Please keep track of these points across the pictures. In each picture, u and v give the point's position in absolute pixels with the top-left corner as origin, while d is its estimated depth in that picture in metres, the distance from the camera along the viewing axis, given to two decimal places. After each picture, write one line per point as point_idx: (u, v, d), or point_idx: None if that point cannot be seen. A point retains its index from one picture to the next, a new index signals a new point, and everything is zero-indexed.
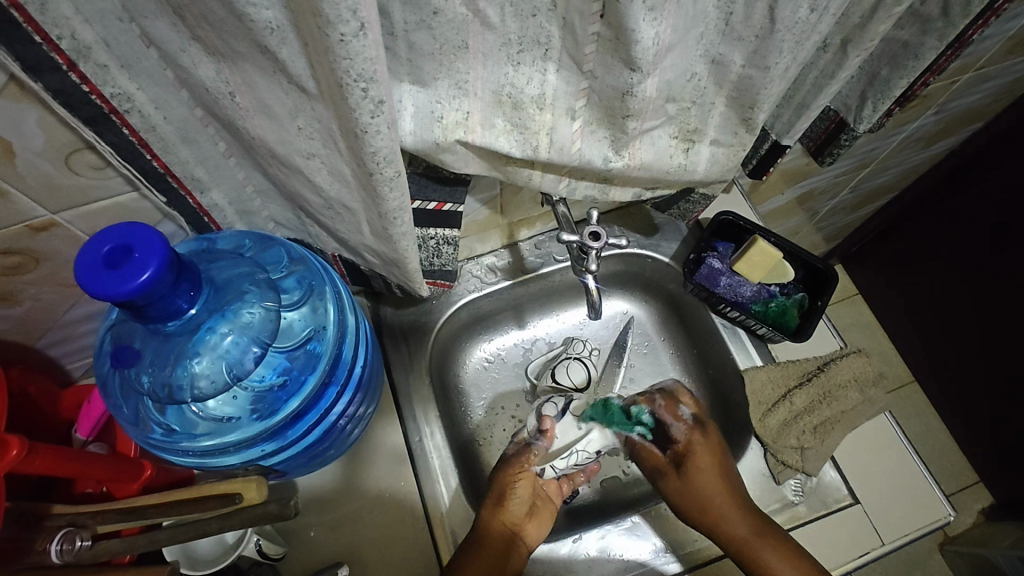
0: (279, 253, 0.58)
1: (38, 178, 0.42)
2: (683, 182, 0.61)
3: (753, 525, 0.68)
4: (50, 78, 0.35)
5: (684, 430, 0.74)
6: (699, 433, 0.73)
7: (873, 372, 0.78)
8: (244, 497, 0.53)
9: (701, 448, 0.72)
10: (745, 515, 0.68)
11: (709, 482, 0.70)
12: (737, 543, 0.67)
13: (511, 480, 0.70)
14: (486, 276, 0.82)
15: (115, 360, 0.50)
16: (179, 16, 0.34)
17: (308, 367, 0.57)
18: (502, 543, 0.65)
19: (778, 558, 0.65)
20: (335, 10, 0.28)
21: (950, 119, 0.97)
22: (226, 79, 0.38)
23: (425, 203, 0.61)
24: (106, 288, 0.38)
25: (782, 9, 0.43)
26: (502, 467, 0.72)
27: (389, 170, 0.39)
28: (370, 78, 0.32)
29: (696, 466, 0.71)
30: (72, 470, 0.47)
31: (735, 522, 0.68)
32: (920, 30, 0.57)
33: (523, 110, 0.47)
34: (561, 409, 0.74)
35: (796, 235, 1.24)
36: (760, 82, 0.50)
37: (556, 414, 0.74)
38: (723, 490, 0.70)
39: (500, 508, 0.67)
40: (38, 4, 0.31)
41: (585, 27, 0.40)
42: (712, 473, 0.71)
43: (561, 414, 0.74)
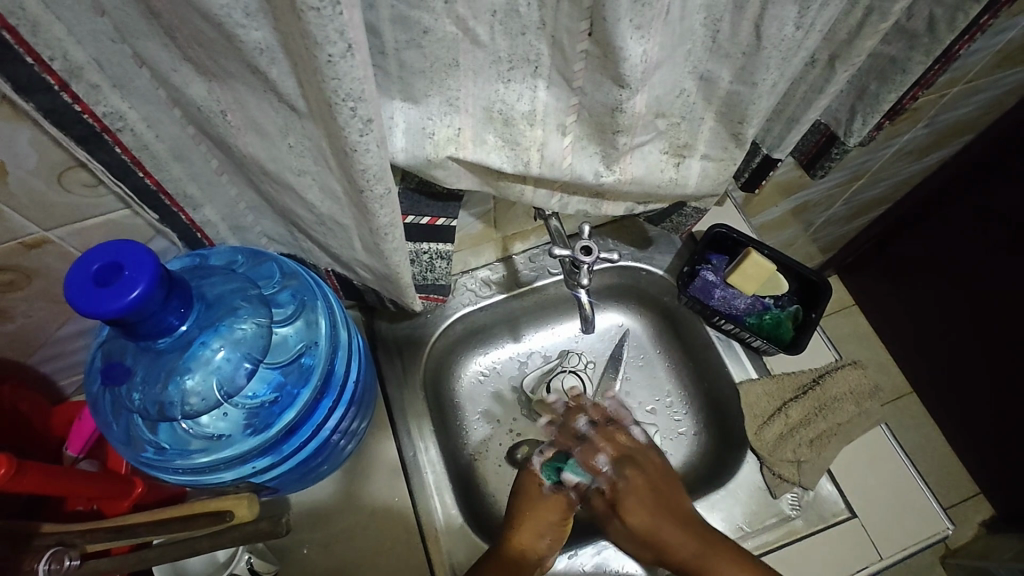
0: (272, 268, 0.58)
1: (30, 196, 0.42)
2: (675, 197, 0.60)
3: (705, 542, 0.66)
4: (42, 98, 0.35)
5: (612, 466, 0.73)
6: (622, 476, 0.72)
7: (869, 385, 0.78)
8: (235, 514, 0.55)
9: (637, 480, 0.71)
10: (693, 533, 0.67)
11: (648, 513, 0.69)
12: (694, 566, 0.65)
13: (553, 517, 0.70)
14: (480, 290, 0.82)
15: (106, 377, 0.50)
16: (170, 37, 0.34)
17: (302, 381, 0.57)
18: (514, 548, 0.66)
19: (730, 566, 0.64)
20: (322, 31, 0.28)
21: (941, 131, 0.98)
22: (218, 98, 0.38)
23: (418, 218, 0.61)
24: (95, 306, 0.38)
25: (767, 26, 0.44)
26: (516, 496, 0.72)
27: (379, 187, 0.39)
28: (358, 97, 0.32)
29: (631, 501, 0.70)
30: (60, 486, 0.46)
31: (680, 544, 0.66)
32: (908, 45, 0.58)
33: (514, 126, 0.48)
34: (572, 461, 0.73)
35: (791, 246, 1.25)
36: (749, 98, 0.50)
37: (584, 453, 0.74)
38: (670, 521, 0.68)
39: (536, 539, 0.68)
40: (30, 26, 0.32)
41: (574, 44, 0.41)
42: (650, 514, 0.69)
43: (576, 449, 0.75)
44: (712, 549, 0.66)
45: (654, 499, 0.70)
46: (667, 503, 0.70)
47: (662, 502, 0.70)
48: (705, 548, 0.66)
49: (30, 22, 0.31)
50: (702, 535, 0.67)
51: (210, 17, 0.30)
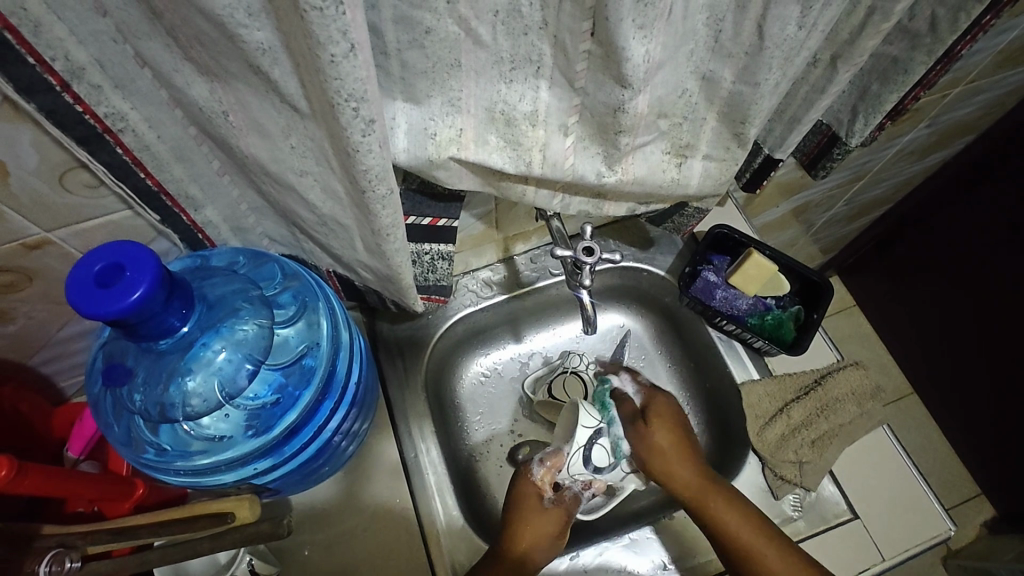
0: (273, 269, 0.58)
1: (32, 197, 0.42)
2: (676, 197, 0.60)
3: (708, 478, 0.71)
4: (43, 99, 0.35)
5: (643, 391, 0.78)
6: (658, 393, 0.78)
7: (871, 385, 0.78)
8: (236, 516, 0.55)
9: (662, 407, 0.76)
10: (700, 469, 0.72)
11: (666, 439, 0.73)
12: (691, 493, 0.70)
13: (552, 529, 0.70)
14: (482, 290, 0.82)
15: (107, 378, 0.50)
16: (173, 37, 0.34)
17: (303, 383, 0.57)
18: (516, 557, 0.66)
19: (725, 506, 0.68)
20: (325, 32, 0.28)
21: (942, 131, 0.98)
22: (220, 98, 0.38)
23: (419, 219, 0.61)
24: (97, 307, 0.38)
25: (770, 27, 0.44)
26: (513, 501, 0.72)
27: (382, 187, 0.39)
28: (361, 98, 0.32)
29: (657, 418, 0.74)
30: (60, 488, 0.46)
31: (684, 472, 0.71)
32: (910, 45, 0.58)
33: (516, 126, 0.48)
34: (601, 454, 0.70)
35: (792, 247, 1.25)
36: (751, 98, 0.50)
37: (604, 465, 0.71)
38: (681, 443, 0.73)
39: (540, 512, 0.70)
40: (32, 27, 0.32)
41: (576, 44, 0.41)
42: (669, 432, 0.74)
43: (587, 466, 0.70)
44: (711, 486, 0.70)
45: (674, 422, 0.75)
46: (684, 438, 0.74)
47: (681, 433, 0.75)
48: (706, 484, 0.70)
49: (32, 22, 0.31)
50: (707, 477, 0.71)
51: (212, 17, 0.30)
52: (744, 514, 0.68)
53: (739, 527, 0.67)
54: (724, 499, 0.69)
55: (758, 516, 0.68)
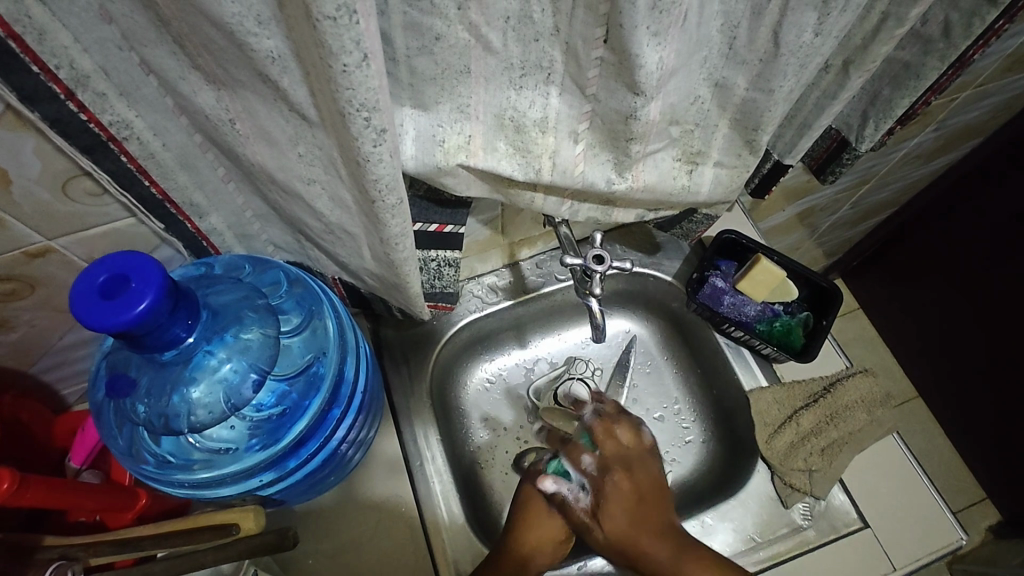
0: (278, 275, 0.58)
1: (35, 206, 0.41)
2: (686, 204, 0.60)
3: (684, 551, 0.64)
4: (48, 108, 0.34)
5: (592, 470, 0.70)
6: (608, 475, 0.69)
7: (880, 393, 0.78)
8: (241, 527, 0.55)
9: (622, 482, 0.69)
10: (673, 542, 0.65)
11: (625, 514, 0.67)
12: None
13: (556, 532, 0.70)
14: (487, 296, 0.81)
15: (110, 389, 0.49)
16: (179, 45, 0.33)
17: (311, 391, 0.56)
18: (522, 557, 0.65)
19: None
20: (339, 41, 0.27)
21: (949, 135, 0.97)
22: (226, 106, 0.37)
23: (426, 225, 0.60)
24: (102, 319, 0.37)
25: (785, 34, 0.43)
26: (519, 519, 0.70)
27: (391, 197, 0.39)
28: (372, 107, 0.32)
29: (611, 505, 0.68)
30: (60, 499, 0.45)
31: (657, 551, 0.64)
32: (922, 50, 0.57)
33: (526, 133, 0.47)
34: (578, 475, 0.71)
35: (796, 251, 1.24)
36: (764, 105, 0.49)
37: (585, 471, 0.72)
38: (647, 523, 0.66)
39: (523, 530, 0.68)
40: (35, 34, 0.31)
41: (589, 51, 0.40)
42: (626, 511, 0.67)
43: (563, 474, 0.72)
44: (689, 564, 0.62)
45: (636, 502, 0.68)
46: (650, 509, 0.67)
47: (643, 510, 0.67)
48: (682, 561, 0.63)
49: (36, 29, 0.31)
50: (681, 551, 0.64)
51: (221, 24, 0.30)
52: None
53: None
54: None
55: None
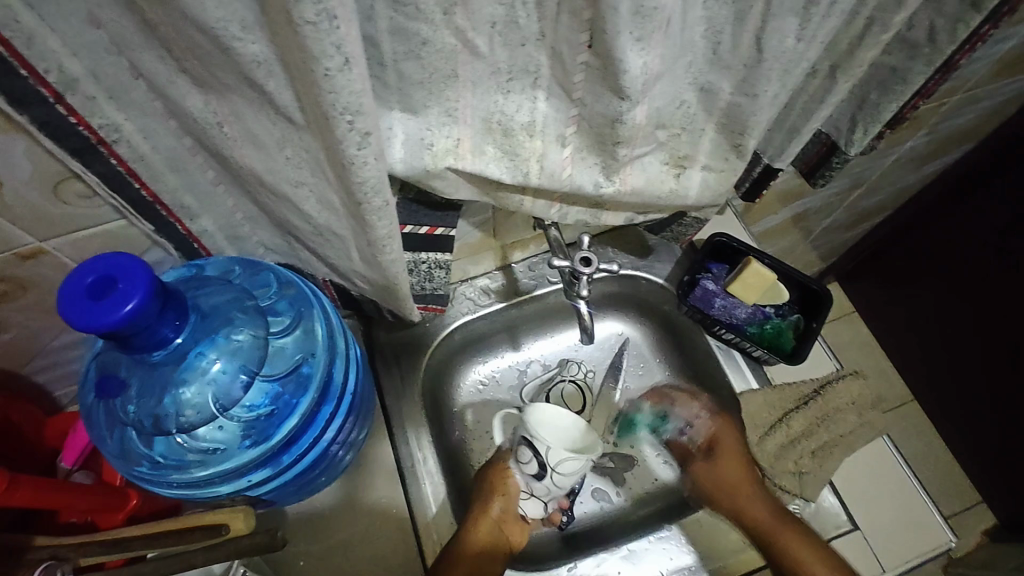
0: (268, 278, 0.58)
1: (25, 207, 0.42)
2: (674, 208, 0.60)
3: (782, 517, 0.73)
4: (37, 110, 0.35)
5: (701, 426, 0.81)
6: (721, 421, 0.79)
7: (870, 395, 0.79)
8: (231, 527, 0.55)
9: (731, 448, 0.78)
10: (772, 504, 0.75)
11: (733, 459, 0.78)
12: (765, 534, 0.73)
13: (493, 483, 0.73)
14: (479, 298, 0.82)
15: (100, 389, 0.49)
16: (167, 49, 0.34)
17: (300, 392, 0.56)
18: (476, 555, 0.67)
19: (800, 543, 0.70)
20: (320, 45, 0.28)
21: (941, 139, 0.98)
22: (215, 109, 0.38)
23: (417, 228, 0.61)
24: (90, 319, 0.37)
25: (768, 39, 0.43)
26: (482, 474, 0.75)
27: (377, 200, 0.39)
28: (356, 111, 0.32)
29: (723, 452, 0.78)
30: (51, 498, 0.45)
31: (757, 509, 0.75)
32: (908, 56, 0.58)
33: (514, 137, 0.47)
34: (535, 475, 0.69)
35: (790, 254, 1.24)
36: (749, 110, 0.50)
37: (530, 473, 0.70)
38: (747, 471, 0.78)
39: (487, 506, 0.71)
40: (25, 39, 0.32)
41: (574, 56, 0.41)
42: (740, 467, 0.78)
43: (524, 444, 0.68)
44: (784, 524, 0.73)
45: (744, 462, 0.78)
46: (748, 469, 0.78)
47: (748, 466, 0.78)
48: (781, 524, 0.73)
49: (25, 34, 0.31)
50: (782, 517, 0.73)
51: (206, 29, 0.30)
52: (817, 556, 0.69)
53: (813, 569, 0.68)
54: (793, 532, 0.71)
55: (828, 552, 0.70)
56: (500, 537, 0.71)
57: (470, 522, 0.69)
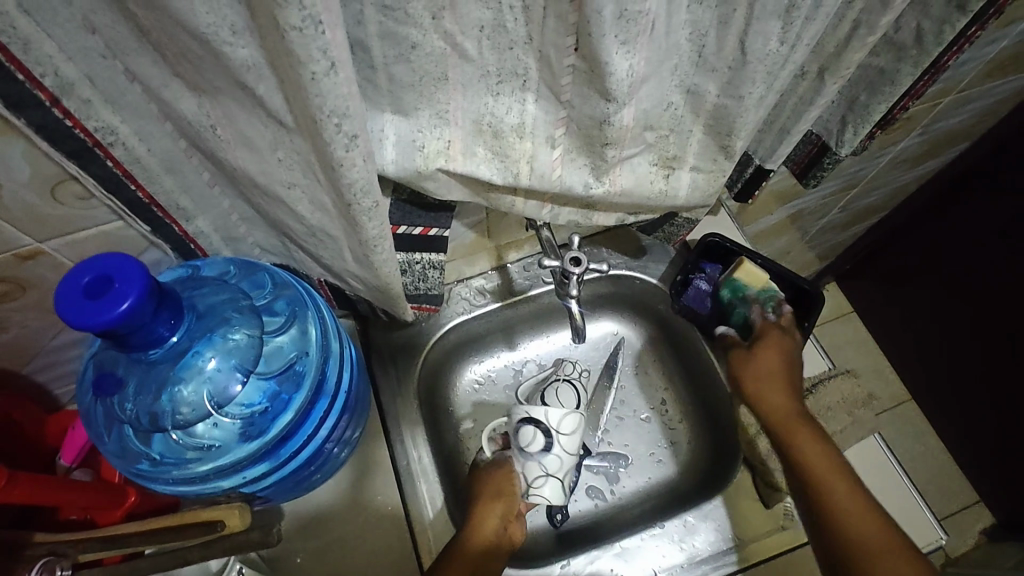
0: (264, 279, 0.59)
1: (24, 209, 0.42)
2: (665, 209, 0.61)
3: (802, 418, 0.70)
4: (34, 114, 0.36)
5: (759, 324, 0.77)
6: (776, 328, 0.76)
7: (861, 394, 0.80)
8: (226, 524, 0.55)
9: (773, 342, 0.75)
10: (797, 407, 0.71)
11: (771, 361, 0.74)
12: (778, 426, 0.70)
13: (488, 484, 0.71)
14: (475, 298, 0.82)
15: (98, 388, 0.50)
16: (160, 54, 0.35)
17: (296, 390, 0.57)
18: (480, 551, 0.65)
19: (814, 443, 0.67)
20: (306, 50, 0.29)
21: (934, 140, 0.98)
22: (208, 113, 0.39)
23: (410, 228, 0.61)
24: (86, 318, 0.38)
25: (752, 41, 0.44)
26: (477, 476, 0.73)
27: (367, 201, 0.40)
28: (343, 113, 0.33)
29: (767, 344, 0.75)
30: (50, 495, 0.46)
31: (776, 398, 0.71)
32: (896, 57, 0.58)
33: (504, 139, 0.48)
34: (544, 447, 0.68)
35: (787, 255, 1.24)
36: (736, 111, 0.50)
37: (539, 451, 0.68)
38: (784, 368, 0.74)
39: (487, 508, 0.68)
40: (21, 44, 0.32)
41: (561, 59, 0.42)
42: (776, 357, 0.74)
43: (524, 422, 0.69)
44: (803, 424, 0.69)
45: (784, 357, 0.74)
46: (789, 373, 0.74)
47: (788, 369, 0.74)
48: (799, 421, 0.69)
49: (21, 40, 0.32)
50: (800, 415, 0.70)
51: (197, 35, 0.31)
52: (830, 460, 0.66)
53: (820, 467, 0.65)
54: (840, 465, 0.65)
55: (840, 462, 0.66)
56: (504, 537, 0.69)
57: (472, 522, 0.67)
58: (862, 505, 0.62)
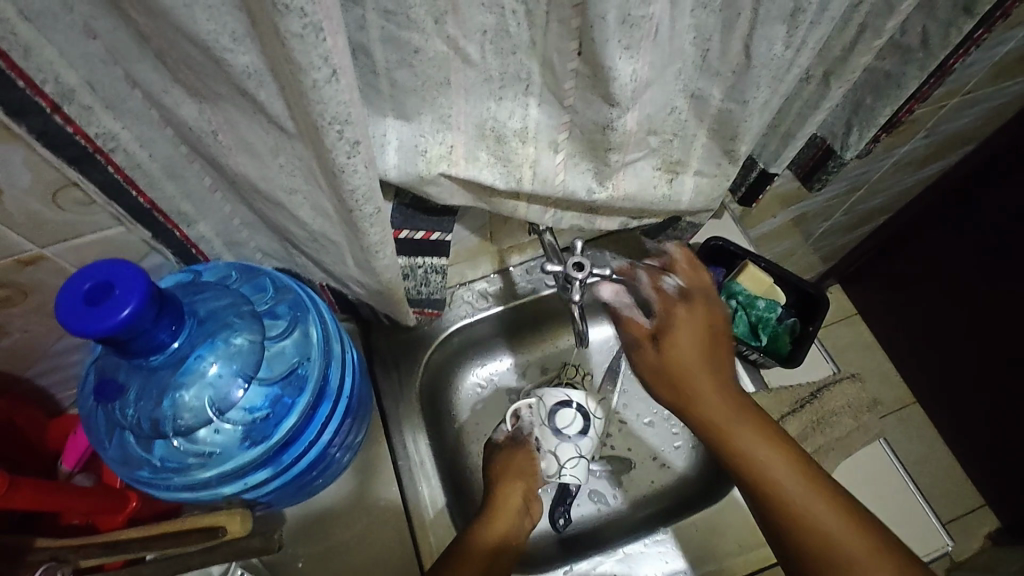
0: (266, 283, 0.58)
1: (25, 214, 0.42)
2: (668, 213, 0.61)
3: (736, 407, 0.57)
4: (34, 121, 0.36)
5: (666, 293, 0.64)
6: (684, 303, 0.62)
7: (867, 398, 0.78)
8: (227, 530, 0.55)
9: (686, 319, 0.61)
10: (730, 396, 0.58)
11: (690, 344, 0.60)
12: (710, 426, 0.58)
13: (500, 469, 0.72)
14: (477, 302, 0.82)
15: (99, 394, 0.50)
16: (161, 60, 0.35)
17: (297, 395, 0.57)
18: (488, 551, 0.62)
19: (757, 435, 0.56)
20: (307, 58, 0.28)
21: (939, 142, 0.98)
22: (209, 118, 0.38)
23: (413, 233, 0.61)
24: (87, 325, 0.38)
25: (756, 46, 0.44)
26: (491, 462, 0.73)
27: (369, 207, 0.40)
28: (345, 120, 0.33)
29: (677, 330, 0.60)
30: (51, 500, 0.46)
31: (710, 397, 0.58)
32: (902, 60, 0.58)
33: (507, 144, 0.48)
34: (581, 429, 0.69)
35: (791, 257, 1.24)
36: (740, 115, 0.50)
37: (575, 434, 0.69)
38: (706, 354, 0.59)
39: (505, 494, 0.69)
40: (22, 51, 0.32)
41: (564, 63, 0.41)
42: (697, 341, 0.60)
43: (561, 405, 0.70)
44: (738, 416, 0.57)
45: (704, 337, 0.60)
46: (718, 351, 0.60)
47: (714, 348, 0.60)
48: (733, 412, 0.57)
49: (22, 46, 0.32)
50: (736, 404, 0.58)
51: (198, 42, 0.31)
52: (776, 453, 0.55)
53: (768, 467, 0.54)
54: (777, 458, 0.55)
55: (789, 447, 0.56)
56: (523, 522, 0.69)
57: (490, 510, 0.67)
58: (825, 500, 0.53)
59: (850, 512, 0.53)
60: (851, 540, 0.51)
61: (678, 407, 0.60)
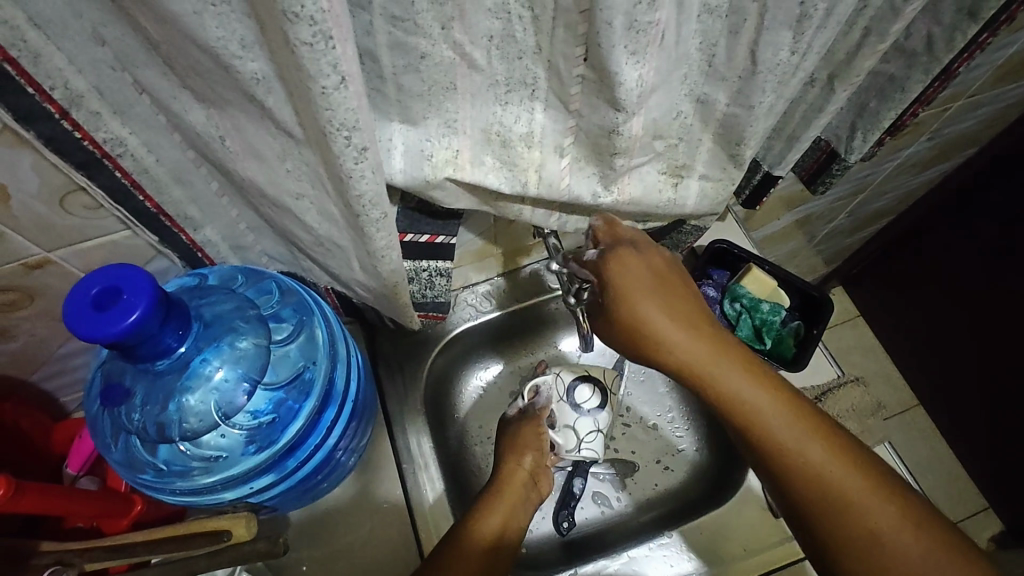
0: (270, 286, 0.58)
1: (32, 219, 0.42)
2: (673, 216, 0.61)
3: (712, 351, 0.52)
4: (43, 126, 0.36)
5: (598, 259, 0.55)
6: (625, 250, 0.54)
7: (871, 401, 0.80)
8: (233, 534, 0.54)
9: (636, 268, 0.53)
10: (704, 338, 0.52)
11: (646, 294, 0.52)
12: (685, 372, 0.52)
13: (514, 441, 0.71)
14: (480, 304, 0.82)
15: (105, 399, 0.50)
16: (169, 66, 0.35)
17: (302, 399, 0.57)
18: (488, 541, 0.58)
19: (742, 378, 0.51)
20: (316, 65, 0.28)
21: (943, 144, 0.97)
22: (217, 124, 0.38)
23: (417, 236, 0.61)
24: (94, 330, 0.38)
25: (762, 51, 0.44)
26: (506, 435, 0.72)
27: (376, 212, 0.40)
28: (352, 127, 0.33)
29: (630, 282, 0.52)
30: (56, 504, 0.46)
31: (678, 349, 0.52)
32: (906, 64, 0.58)
33: (512, 147, 0.48)
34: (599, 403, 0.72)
35: (794, 259, 1.24)
36: (746, 120, 0.50)
37: (595, 408, 0.72)
38: (666, 300, 0.52)
39: (517, 462, 0.68)
40: (31, 57, 0.32)
41: (570, 69, 0.41)
42: (651, 291, 0.52)
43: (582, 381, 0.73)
44: (716, 360, 0.51)
45: (657, 284, 0.53)
46: (677, 294, 0.53)
47: (670, 293, 0.53)
48: (710, 355, 0.51)
49: (31, 53, 0.32)
50: (711, 347, 0.52)
51: (207, 49, 0.31)
52: (765, 393, 0.51)
53: (764, 413, 0.51)
54: (765, 399, 0.51)
55: (776, 384, 0.52)
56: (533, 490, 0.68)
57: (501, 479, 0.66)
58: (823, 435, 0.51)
59: (845, 448, 0.51)
60: (849, 477, 0.50)
61: (646, 358, 0.54)
